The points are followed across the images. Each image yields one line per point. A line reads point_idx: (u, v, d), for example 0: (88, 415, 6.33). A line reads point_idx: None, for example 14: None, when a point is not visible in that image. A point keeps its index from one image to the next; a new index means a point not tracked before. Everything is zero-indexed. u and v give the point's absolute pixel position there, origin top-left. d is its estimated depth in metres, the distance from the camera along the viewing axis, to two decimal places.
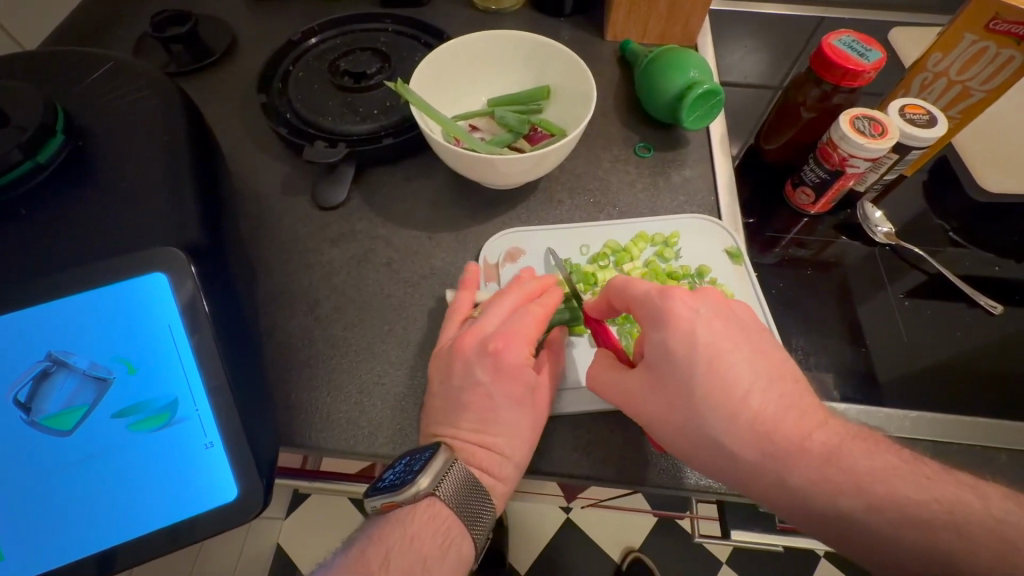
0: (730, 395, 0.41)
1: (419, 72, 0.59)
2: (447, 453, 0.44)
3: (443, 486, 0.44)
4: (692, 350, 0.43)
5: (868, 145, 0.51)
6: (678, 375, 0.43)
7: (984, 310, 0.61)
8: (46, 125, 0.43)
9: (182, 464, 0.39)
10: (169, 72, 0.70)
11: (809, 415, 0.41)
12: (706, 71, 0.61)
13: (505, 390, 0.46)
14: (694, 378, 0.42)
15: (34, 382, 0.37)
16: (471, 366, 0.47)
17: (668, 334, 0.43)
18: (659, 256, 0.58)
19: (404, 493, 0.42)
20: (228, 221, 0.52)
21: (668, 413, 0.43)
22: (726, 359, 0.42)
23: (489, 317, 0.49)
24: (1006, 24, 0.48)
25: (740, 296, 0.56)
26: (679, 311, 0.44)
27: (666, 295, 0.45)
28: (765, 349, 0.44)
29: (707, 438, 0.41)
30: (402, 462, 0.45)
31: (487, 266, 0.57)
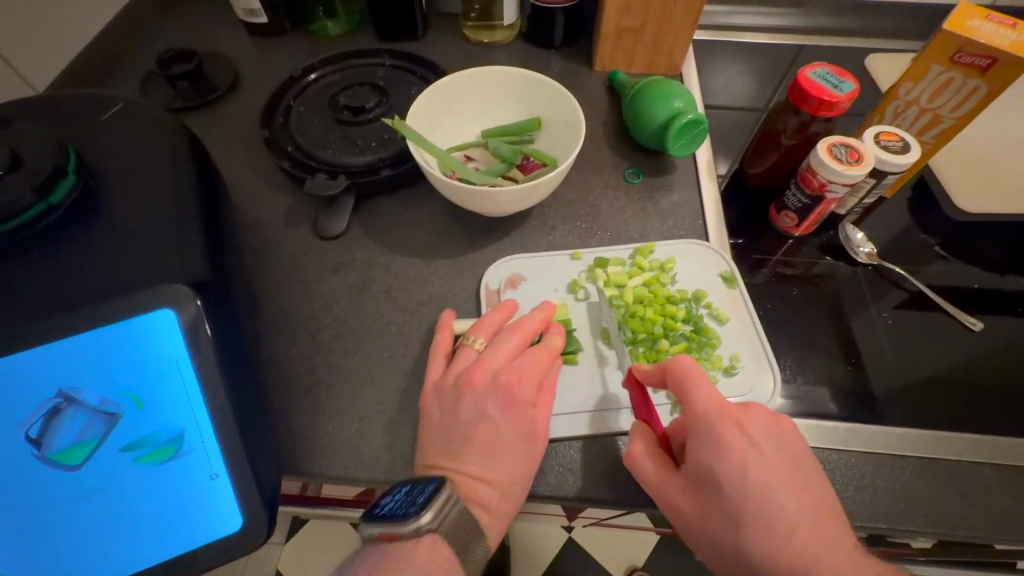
0: (773, 507, 0.43)
1: (415, 107, 0.61)
2: (450, 488, 0.44)
3: (444, 521, 0.43)
4: (742, 491, 0.43)
5: (846, 172, 0.53)
6: (723, 474, 0.44)
7: (966, 327, 0.63)
8: (58, 168, 0.45)
9: (188, 495, 0.40)
10: (173, 108, 0.73)
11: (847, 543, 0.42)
12: (690, 101, 0.64)
13: (512, 423, 0.48)
14: (739, 527, 0.43)
15: (45, 418, 0.38)
16: (482, 400, 0.49)
17: (719, 458, 0.44)
18: (657, 280, 0.59)
19: (405, 527, 0.42)
20: (231, 255, 0.54)
21: (706, 523, 0.45)
22: (773, 488, 0.43)
23: (495, 353, 0.51)
24: (969, 56, 0.51)
25: (734, 318, 0.58)
26: (733, 439, 0.44)
27: (724, 417, 0.45)
28: (816, 490, 0.44)
29: (736, 542, 0.44)
30: (404, 492, 0.44)
31: (490, 292, 0.59)
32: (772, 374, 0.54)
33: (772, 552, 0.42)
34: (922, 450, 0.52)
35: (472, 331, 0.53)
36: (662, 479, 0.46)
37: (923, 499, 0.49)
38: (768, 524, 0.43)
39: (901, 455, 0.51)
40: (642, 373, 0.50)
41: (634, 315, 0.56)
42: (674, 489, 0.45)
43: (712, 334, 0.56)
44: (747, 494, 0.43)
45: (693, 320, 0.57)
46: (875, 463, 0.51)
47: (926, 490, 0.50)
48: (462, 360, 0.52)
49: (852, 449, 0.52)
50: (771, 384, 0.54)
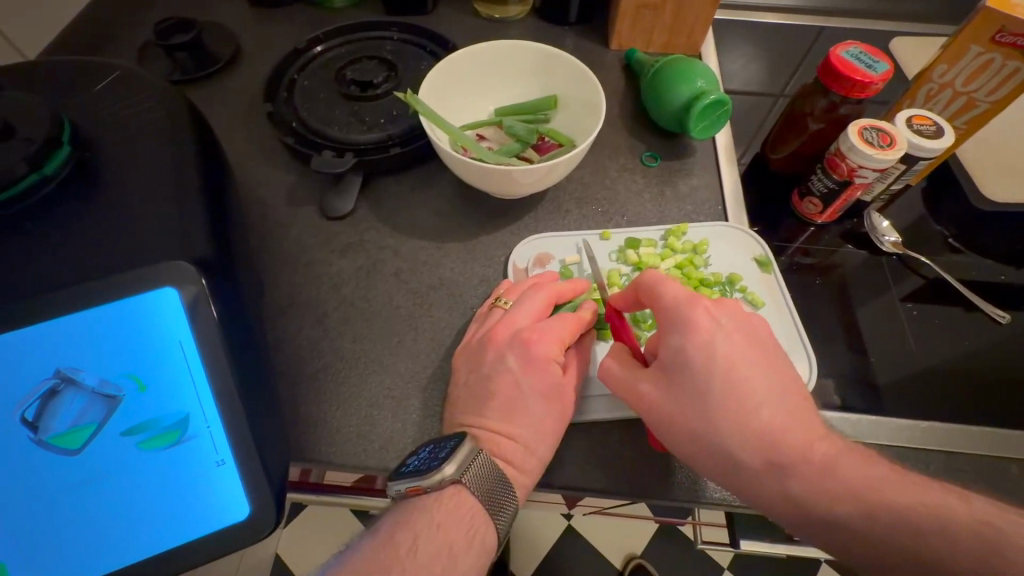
0: (740, 382, 0.43)
1: (427, 83, 0.58)
2: (472, 442, 0.44)
3: (468, 473, 0.43)
4: (717, 375, 0.43)
5: (877, 156, 0.51)
6: (693, 355, 0.44)
7: (992, 320, 0.62)
8: (51, 138, 0.43)
9: (194, 482, 0.39)
10: (172, 80, 0.70)
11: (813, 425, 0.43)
12: (713, 81, 0.61)
13: (535, 383, 0.47)
14: (714, 418, 0.43)
15: (42, 400, 0.36)
16: (503, 356, 0.48)
17: (693, 341, 0.44)
18: (690, 262, 0.57)
19: (430, 480, 0.42)
20: (235, 233, 0.51)
21: (685, 408, 0.43)
22: (751, 378, 0.43)
23: (521, 312, 0.49)
24: (1011, 36, 0.49)
25: (770, 304, 0.56)
26: (702, 321, 0.44)
27: (693, 302, 0.45)
28: (782, 368, 0.45)
29: (715, 446, 0.43)
30: (427, 450, 0.44)
31: (516, 271, 0.57)
32: (806, 357, 0.53)
33: (747, 435, 0.42)
34: (947, 444, 0.51)
35: (505, 294, 0.53)
36: (630, 375, 0.46)
37: None
38: (740, 406, 0.42)
39: (927, 449, 0.50)
40: (618, 299, 0.51)
41: None
42: (649, 383, 0.45)
43: None
44: (719, 376, 0.43)
45: None
46: (897, 457, 0.50)
47: (950, 485, 0.49)
48: (490, 321, 0.51)
49: (877, 442, 0.51)
50: (805, 369, 0.53)
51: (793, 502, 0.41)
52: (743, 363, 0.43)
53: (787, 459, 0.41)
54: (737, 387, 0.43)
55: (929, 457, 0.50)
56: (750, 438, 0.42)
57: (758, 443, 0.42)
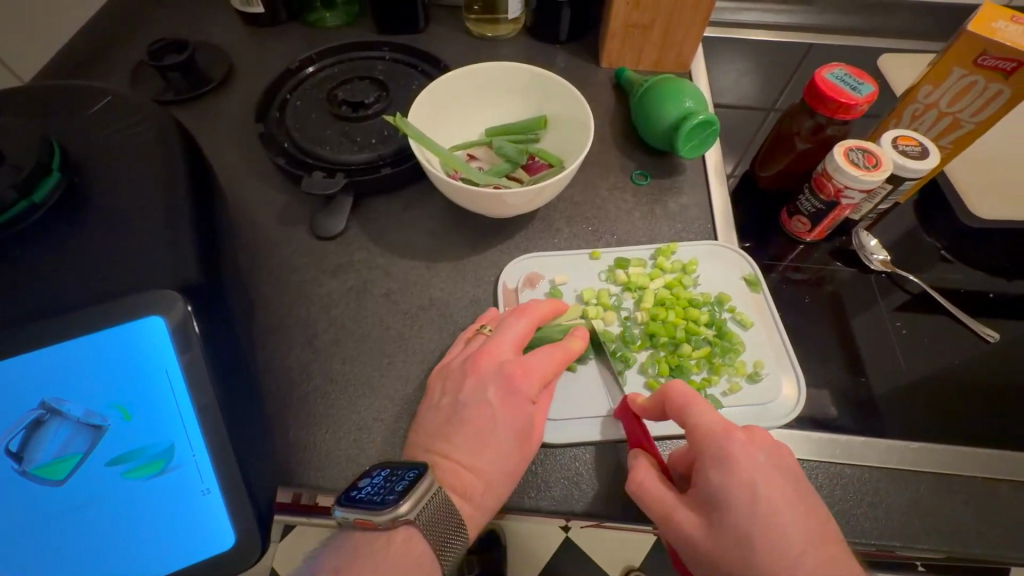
0: (784, 532, 0.39)
1: (417, 105, 0.59)
2: (432, 477, 0.43)
3: (421, 511, 0.42)
4: (756, 518, 0.40)
5: (863, 178, 0.52)
6: (733, 498, 0.40)
7: (981, 338, 0.61)
8: (41, 165, 0.43)
9: (179, 512, 0.39)
10: (165, 100, 0.70)
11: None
12: (701, 101, 0.62)
13: (509, 418, 0.47)
14: (750, 563, 0.39)
15: (27, 430, 0.36)
16: (481, 385, 0.48)
17: (732, 477, 0.41)
18: (679, 282, 0.58)
19: (381, 518, 0.41)
20: (225, 256, 0.51)
21: (724, 556, 0.40)
22: (790, 524, 0.39)
23: (504, 340, 0.50)
24: (993, 59, 0.49)
25: (759, 324, 0.57)
26: (741, 460, 0.41)
27: (729, 435, 0.42)
28: (827, 518, 0.41)
29: None
30: (382, 477, 0.43)
31: (507, 291, 0.58)
32: (794, 375, 0.54)
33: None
34: (936, 464, 0.51)
35: (484, 321, 0.53)
36: (664, 503, 0.43)
37: (936, 515, 0.48)
38: (782, 559, 0.38)
39: (916, 470, 0.50)
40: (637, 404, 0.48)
41: (657, 318, 0.55)
42: (684, 515, 0.42)
43: (735, 340, 0.55)
44: (761, 523, 0.39)
45: (716, 324, 0.56)
46: (888, 478, 0.50)
47: (941, 505, 0.49)
48: (472, 346, 0.51)
49: (866, 464, 0.50)
50: (795, 387, 0.53)
51: None
52: (785, 507, 0.40)
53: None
54: (777, 535, 0.39)
55: (917, 478, 0.50)
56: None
57: None
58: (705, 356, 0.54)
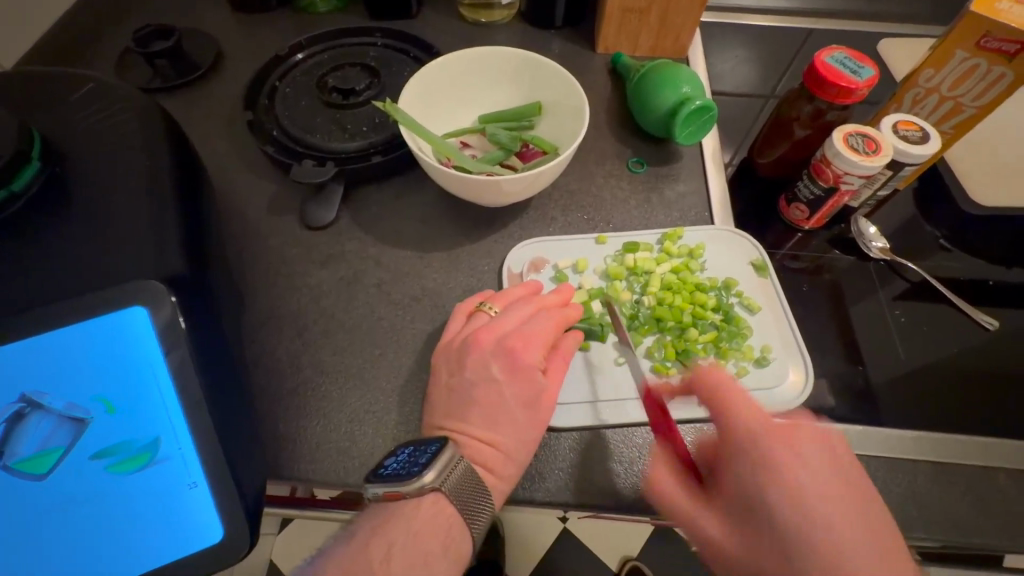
0: (817, 517, 0.39)
1: (409, 90, 0.58)
2: (453, 449, 0.43)
3: (448, 480, 0.42)
4: (789, 507, 0.39)
5: (863, 163, 0.51)
6: (765, 490, 0.40)
7: (981, 327, 0.61)
8: (20, 153, 0.42)
9: (166, 505, 0.38)
10: (151, 88, 0.69)
11: (886, 549, 0.38)
12: (698, 86, 0.61)
13: (519, 390, 0.46)
14: (760, 514, 0.40)
15: (7, 424, 0.36)
16: (486, 362, 0.47)
17: (757, 464, 0.41)
18: (686, 267, 0.57)
19: (409, 487, 0.41)
20: (212, 247, 0.50)
21: (734, 521, 0.42)
22: (824, 509, 0.39)
23: (507, 320, 0.49)
24: (997, 41, 0.49)
25: (767, 309, 0.56)
26: (779, 456, 0.41)
27: (770, 431, 0.42)
28: (878, 521, 0.39)
29: (750, 532, 0.41)
30: (406, 452, 0.43)
31: (511, 276, 0.57)
32: (802, 362, 0.53)
33: (787, 534, 0.39)
34: (935, 454, 0.50)
35: (490, 298, 0.52)
36: (685, 474, 0.44)
37: (933, 503, 0.48)
38: (801, 532, 0.39)
39: (914, 460, 0.50)
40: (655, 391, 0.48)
41: (663, 302, 0.54)
42: (704, 492, 0.43)
43: (742, 324, 0.54)
44: (787, 501, 0.40)
45: (723, 308, 0.55)
46: (885, 467, 0.50)
47: (938, 494, 0.48)
48: (474, 323, 0.50)
49: (865, 453, 0.50)
50: (802, 375, 0.52)
51: None
52: (826, 502, 0.39)
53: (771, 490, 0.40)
54: (801, 506, 0.39)
55: (914, 466, 0.50)
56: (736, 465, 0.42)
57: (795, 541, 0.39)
58: (712, 341, 0.53)
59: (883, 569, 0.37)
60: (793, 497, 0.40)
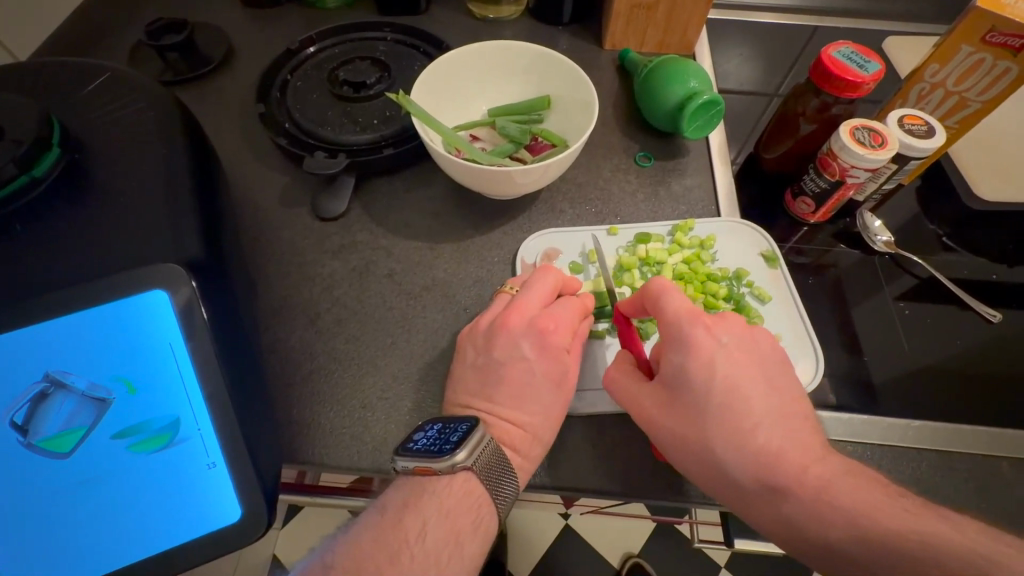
0: (740, 408, 0.42)
1: (421, 83, 0.59)
2: (484, 429, 0.43)
3: (479, 459, 0.43)
4: (711, 395, 0.43)
5: (869, 156, 0.52)
6: (692, 373, 0.44)
7: (983, 318, 0.62)
8: (41, 140, 0.43)
9: (185, 485, 0.39)
10: (164, 81, 0.69)
11: (816, 451, 0.41)
12: (706, 81, 0.61)
13: (546, 368, 0.47)
14: (708, 441, 0.42)
15: (31, 403, 0.36)
16: (515, 340, 0.48)
17: (691, 356, 0.44)
18: (697, 258, 0.58)
19: (441, 464, 0.41)
20: (227, 235, 0.51)
21: (676, 426, 0.44)
22: (742, 389, 0.43)
23: (530, 298, 0.49)
24: (1002, 36, 0.49)
25: (777, 298, 0.57)
26: (702, 340, 0.44)
27: (694, 319, 0.45)
28: (784, 391, 0.44)
29: (712, 465, 0.42)
30: (435, 430, 0.44)
31: (525, 266, 0.58)
32: (813, 354, 0.54)
33: (735, 454, 0.42)
34: (938, 442, 0.51)
35: (512, 280, 0.54)
36: (635, 391, 0.46)
37: (937, 493, 0.49)
38: (734, 424, 0.42)
39: (917, 448, 0.51)
40: (624, 305, 0.51)
41: None
42: (648, 397, 0.45)
43: (753, 314, 0.55)
44: (717, 393, 0.43)
45: (735, 298, 0.55)
46: (889, 456, 0.50)
47: (943, 483, 0.49)
48: (501, 304, 0.51)
49: (868, 442, 0.51)
50: (813, 366, 0.53)
51: (791, 528, 0.40)
52: (741, 376, 0.43)
53: (783, 487, 0.40)
54: (731, 399, 0.43)
55: (918, 456, 0.50)
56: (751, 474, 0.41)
57: (748, 461, 0.41)
58: None
59: (844, 488, 0.39)
60: (741, 436, 0.42)
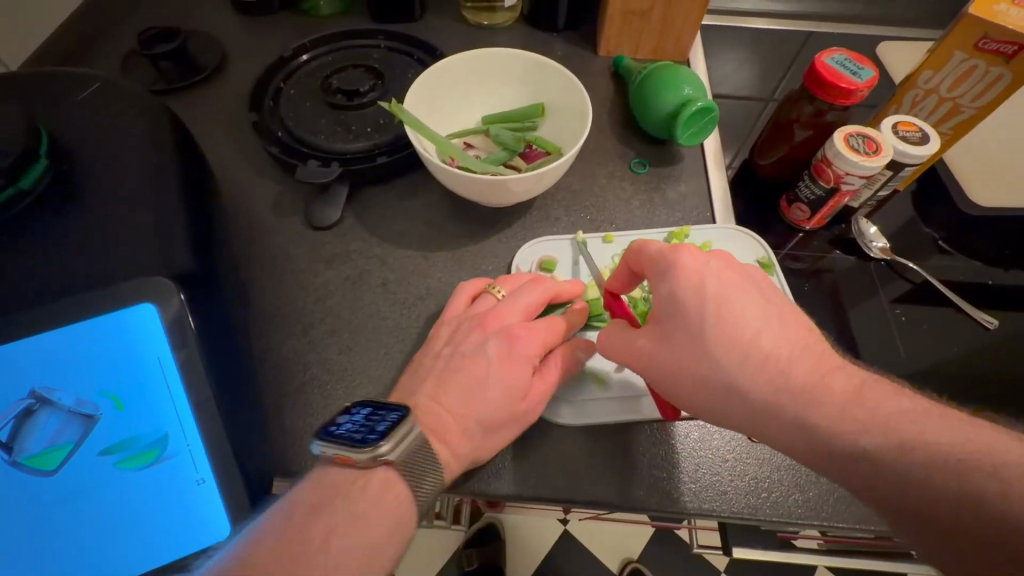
0: (737, 330, 0.41)
1: (414, 92, 0.58)
2: (414, 421, 0.41)
3: (403, 453, 0.39)
4: (704, 307, 0.42)
5: (863, 163, 0.51)
6: (683, 297, 0.43)
7: (979, 325, 0.61)
8: (28, 151, 0.42)
9: (171, 504, 0.38)
10: (156, 90, 0.69)
11: (829, 360, 0.40)
12: (699, 87, 0.61)
13: (505, 377, 0.46)
14: (712, 358, 0.41)
15: (17, 421, 0.36)
16: (483, 343, 0.48)
17: (679, 283, 0.43)
18: None
19: (361, 454, 0.38)
20: (217, 244, 0.50)
21: (674, 355, 0.43)
22: (747, 324, 0.41)
23: (514, 305, 0.50)
24: (995, 43, 0.49)
25: None
26: (687, 264, 0.43)
27: (675, 248, 0.44)
28: (789, 314, 0.43)
29: (719, 389, 0.41)
30: (363, 416, 0.42)
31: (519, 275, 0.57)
32: None
33: (743, 372, 0.40)
34: None
35: (500, 282, 0.53)
36: (628, 336, 0.46)
37: None
38: (734, 339, 0.41)
39: None
40: (613, 283, 0.51)
41: None
42: (649, 342, 0.44)
43: None
44: (710, 312, 0.42)
45: None
46: None
47: None
48: (481, 304, 0.52)
49: None
50: None
51: (811, 432, 0.38)
52: (733, 294, 0.42)
53: (798, 393, 0.39)
54: (730, 328, 0.41)
55: None
56: (791, 399, 0.38)
57: (763, 377, 0.40)
58: None
59: (921, 426, 0.35)
60: (735, 333, 0.41)
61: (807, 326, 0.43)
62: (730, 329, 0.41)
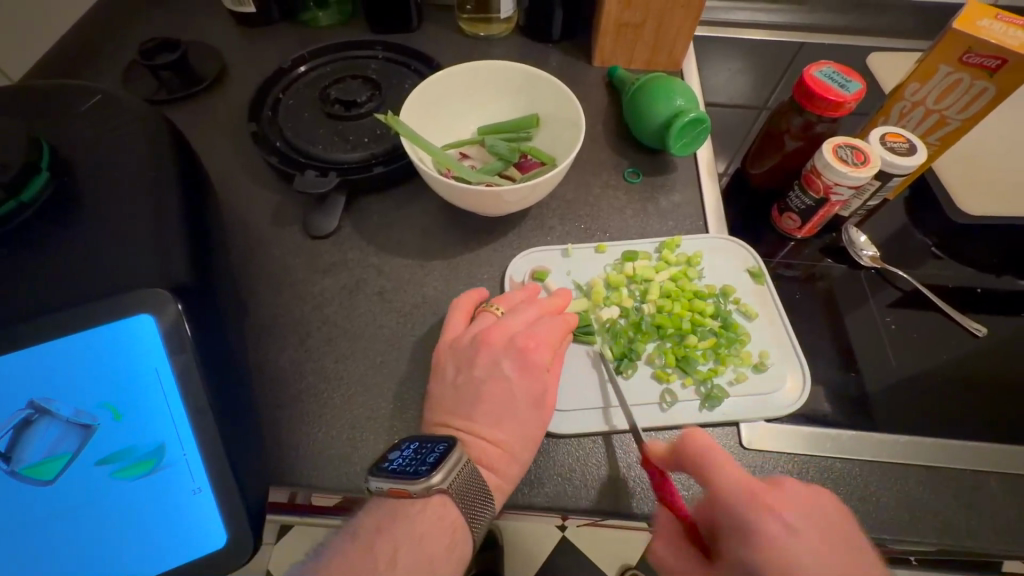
0: (770, 502, 0.39)
1: (410, 104, 0.59)
2: (461, 450, 0.43)
3: (455, 482, 0.42)
4: (740, 481, 0.40)
5: (851, 174, 0.52)
6: (720, 468, 0.41)
7: (968, 333, 0.62)
8: (29, 163, 0.43)
9: (169, 513, 0.38)
10: (156, 100, 0.70)
11: (863, 570, 0.37)
12: (692, 99, 0.62)
13: (527, 388, 0.47)
14: (731, 524, 0.40)
15: (15, 430, 0.36)
16: (496, 358, 0.48)
17: (719, 452, 0.41)
18: (684, 275, 0.58)
19: (417, 486, 0.41)
20: (216, 255, 0.51)
21: (698, 509, 0.42)
22: (783, 503, 0.39)
23: (515, 319, 0.50)
24: (978, 57, 0.50)
25: (765, 316, 0.57)
26: None
27: None
28: (836, 515, 0.40)
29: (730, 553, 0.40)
30: (412, 449, 0.44)
31: (513, 284, 0.58)
32: (800, 369, 0.54)
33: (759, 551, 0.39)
34: (926, 458, 0.51)
35: (496, 301, 0.53)
36: (654, 469, 0.45)
37: (926, 508, 0.49)
38: (763, 520, 0.39)
39: (905, 464, 0.51)
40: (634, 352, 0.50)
41: (663, 310, 0.55)
42: (672, 495, 0.44)
43: (740, 331, 0.55)
44: (748, 482, 0.40)
45: (721, 315, 0.56)
46: (880, 473, 0.50)
47: (932, 498, 0.49)
48: (483, 321, 0.51)
49: (858, 458, 0.51)
50: (800, 382, 0.54)
51: None
52: (782, 467, 0.40)
53: None
54: (765, 501, 0.39)
55: (907, 472, 0.50)
56: None
57: (777, 568, 0.38)
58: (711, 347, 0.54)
59: None
60: (769, 507, 0.39)
61: (853, 525, 0.40)
62: (764, 499, 0.39)
